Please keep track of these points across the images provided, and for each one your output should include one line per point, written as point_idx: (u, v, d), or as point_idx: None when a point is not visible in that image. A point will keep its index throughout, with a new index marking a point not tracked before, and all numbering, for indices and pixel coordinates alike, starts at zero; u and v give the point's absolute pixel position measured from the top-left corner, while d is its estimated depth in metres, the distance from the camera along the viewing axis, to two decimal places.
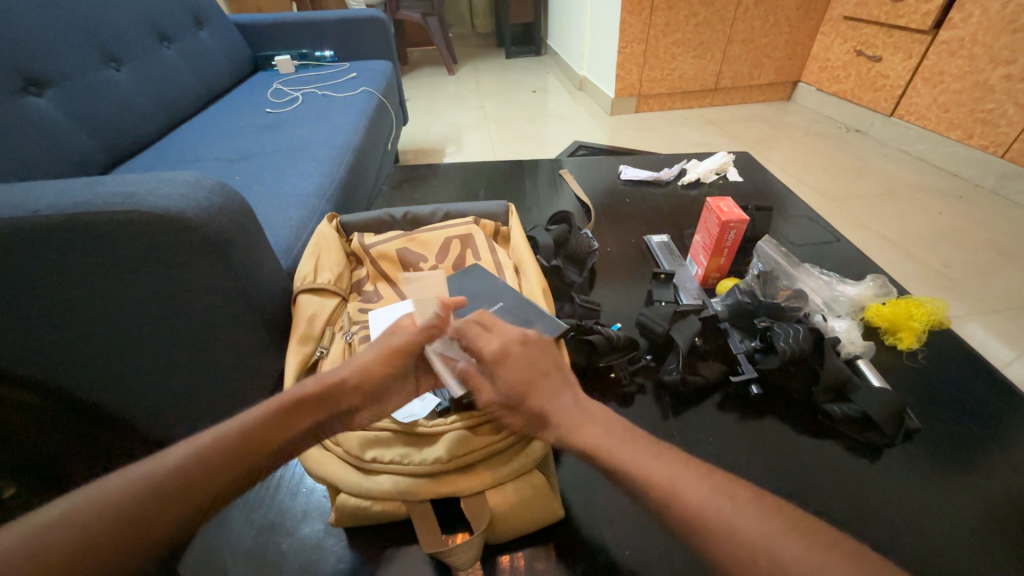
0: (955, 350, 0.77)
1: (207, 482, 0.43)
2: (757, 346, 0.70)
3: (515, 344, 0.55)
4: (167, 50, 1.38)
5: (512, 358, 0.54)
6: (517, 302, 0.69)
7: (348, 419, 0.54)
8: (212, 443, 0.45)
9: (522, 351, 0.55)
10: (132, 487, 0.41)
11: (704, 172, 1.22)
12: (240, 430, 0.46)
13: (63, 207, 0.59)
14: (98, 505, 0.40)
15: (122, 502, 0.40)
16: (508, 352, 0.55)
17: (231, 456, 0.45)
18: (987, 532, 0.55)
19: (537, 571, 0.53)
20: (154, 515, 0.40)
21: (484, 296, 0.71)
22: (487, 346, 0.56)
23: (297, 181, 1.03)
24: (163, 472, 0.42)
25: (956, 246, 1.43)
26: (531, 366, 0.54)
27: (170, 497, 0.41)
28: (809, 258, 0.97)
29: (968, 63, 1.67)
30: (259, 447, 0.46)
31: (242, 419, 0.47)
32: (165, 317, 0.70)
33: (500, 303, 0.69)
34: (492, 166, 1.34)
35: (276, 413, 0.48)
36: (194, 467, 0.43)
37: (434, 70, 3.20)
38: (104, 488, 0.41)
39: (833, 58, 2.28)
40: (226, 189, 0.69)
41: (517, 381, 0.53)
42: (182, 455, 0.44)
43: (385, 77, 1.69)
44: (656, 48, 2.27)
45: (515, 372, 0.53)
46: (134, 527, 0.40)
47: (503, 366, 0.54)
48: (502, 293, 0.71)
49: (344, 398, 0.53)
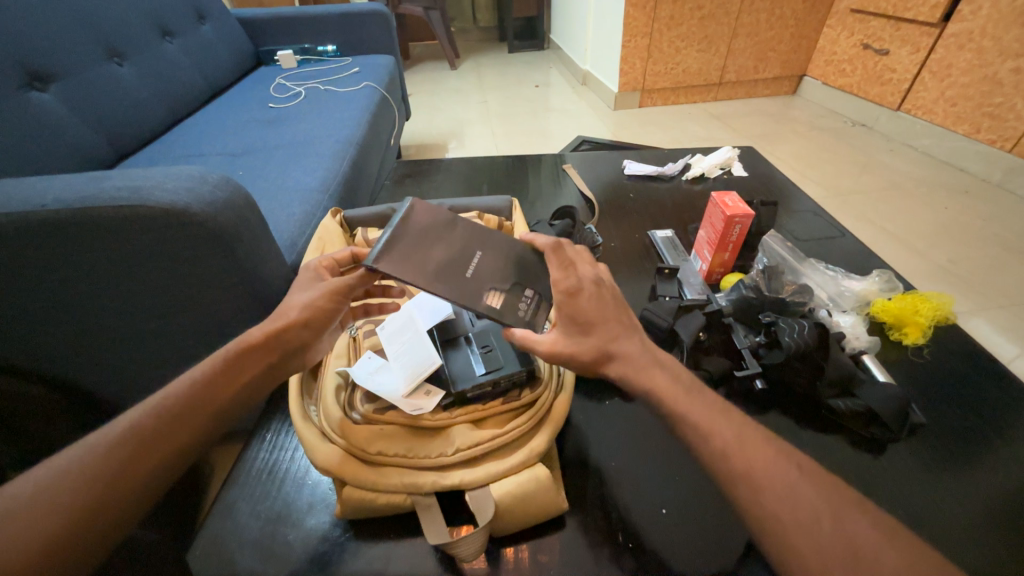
0: (962, 344, 0.77)
1: (171, 439, 0.43)
2: (762, 341, 0.70)
3: (588, 285, 0.54)
4: (169, 45, 1.37)
5: (585, 294, 0.53)
6: (494, 251, 0.64)
7: (304, 356, 0.56)
8: (166, 401, 0.45)
9: (594, 290, 0.54)
10: (87, 463, 0.40)
11: (709, 167, 1.21)
12: (198, 378, 0.47)
13: (71, 202, 0.59)
14: (52, 488, 0.38)
15: (82, 476, 0.39)
16: (580, 291, 0.53)
17: (187, 411, 0.44)
18: (994, 528, 0.55)
19: (541, 564, 0.53)
20: (124, 478, 0.40)
21: (453, 253, 0.61)
22: (561, 280, 0.55)
23: (300, 175, 1.04)
24: (116, 441, 0.41)
25: (962, 241, 1.42)
26: (605, 305, 0.53)
27: (147, 444, 0.42)
28: (814, 253, 0.97)
29: (977, 57, 1.65)
30: (215, 397, 0.46)
31: (185, 382, 0.47)
32: (171, 311, 0.70)
33: (478, 254, 0.63)
34: (496, 161, 1.34)
35: (221, 365, 0.49)
36: (152, 430, 0.42)
37: (436, 64, 3.19)
38: (62, 463, 0.40)
39: (840, 51, 2.25)
40: (231, 183, 0.69)
41: (589, 316, 0.51)
42: (133, 423, 0.43)
43: (388, 71, 1.69)
44: (660, 42, 2.25)
45: (581, 308, 0.52)
46: (106, 495, 0.39)
47: (574, 301, 0.52)
48: (473, 245, 0.64)
49: (295, 336, 0.54)
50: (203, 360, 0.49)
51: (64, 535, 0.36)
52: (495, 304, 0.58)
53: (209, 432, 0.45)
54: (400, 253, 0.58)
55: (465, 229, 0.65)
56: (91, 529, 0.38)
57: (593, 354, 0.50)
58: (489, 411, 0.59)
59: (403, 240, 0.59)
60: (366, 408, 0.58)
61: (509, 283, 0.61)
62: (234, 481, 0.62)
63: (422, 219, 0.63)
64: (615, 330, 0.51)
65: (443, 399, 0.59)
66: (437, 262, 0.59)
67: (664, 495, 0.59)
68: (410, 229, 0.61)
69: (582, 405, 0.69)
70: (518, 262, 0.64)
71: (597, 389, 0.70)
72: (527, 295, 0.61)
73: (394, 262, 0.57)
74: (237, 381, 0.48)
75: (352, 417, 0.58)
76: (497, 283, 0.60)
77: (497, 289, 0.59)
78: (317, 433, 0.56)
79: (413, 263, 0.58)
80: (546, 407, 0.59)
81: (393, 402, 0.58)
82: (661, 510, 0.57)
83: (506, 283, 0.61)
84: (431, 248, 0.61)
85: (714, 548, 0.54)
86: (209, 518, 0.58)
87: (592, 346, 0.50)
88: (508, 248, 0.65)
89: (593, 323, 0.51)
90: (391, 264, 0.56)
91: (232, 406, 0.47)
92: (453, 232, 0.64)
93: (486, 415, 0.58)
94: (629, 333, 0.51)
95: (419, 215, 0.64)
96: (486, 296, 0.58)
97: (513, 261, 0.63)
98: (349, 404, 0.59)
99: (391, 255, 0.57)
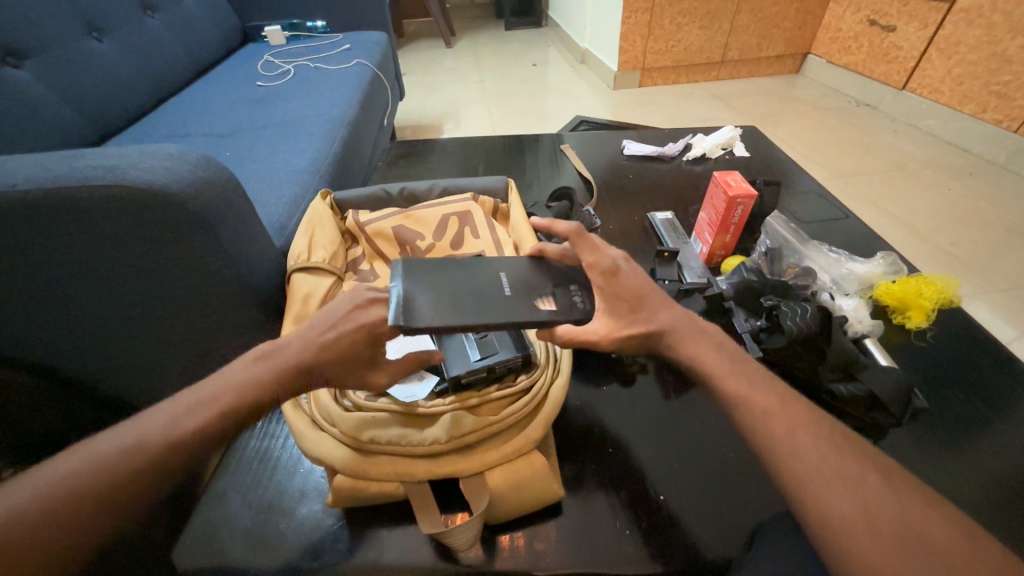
0: (965, 327, 0.75)
1: (171, 456, 0.41)
2: (763, 325, 0.68)
3: (623, 261, 0.53)
4: (151, 20, 1.31)
5: (624, 274, 0.52)
6: (516, 267, 0.61)
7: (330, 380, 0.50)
8: (172, 417, 0.43)
9: (630, 267, 0.53)
10: (81, 470, 0.40)
11: (710, 147, 1.18)
12: (205, 392, 0.45)
13: (42, 181, 0.56)
14: (39, 496, 0.38)
15: (74, 485, 0.39)
16: (619, 269, 0.52)
17: (186, 427, 0.42)
18: (996, 513, 0.54)
19: (538, 551, 0.53)
20: (106, 490, 0.39)
21: (477, 282, 0.58)
22: (595, 263, 0.53)
23: (289, 155, 1.00)
24: (114, 452, 0.40)
25: (964, 223, 1.40)
26: (647, 280, 0.52)
27: (145, 460, 0.40)
28: (817, 234, 0.95)
29: (985, 33, 1.60)
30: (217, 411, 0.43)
31: (195, 394, 0.45)
32: (156, 295, 0.68)
33: (505, 273, 0.60)
34: (493, 141, 1.30)
35: (233, 379, 0.45)
36: (140, 442, 0.41)
37: (432, 43, 3.10)
38: (62, 471, 0.39)
39: (845, 28, 2.19)
40: (213, 163, 0.66)
41: (640, 290, 0.51)
42: (133, 433, 0.42)
43: (380, 47, 1.63)
44: (661, 18, 2.18)
45: (615, 290, 0.51)
46: (92, 507, 0.39)
47: (616, 281, 0.51)
48: (491, 266, 0.60)
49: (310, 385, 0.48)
50: (221, 371, 0.47)
51: (50, 543, 0.37)
52: (551, 308, 0.56)
53: (202, 444, 0.42)
54: (423, 306, 0.52)
55: (472, 258, 0.62)
56: (74, 533, 0.38)
57: (641, 331, 0.49)
58: (484, 397, 0.57)
59: (418, 287, 0.55)
60: (358, 396, 0.56)
61: (553, 283, 0.59)
62: (225, 469, 0.61)
63: (418, 264, 0.57)
64: (647, 311, 0.49)
65: (437, 386, 0.58)
66: (474, 303, 0.55)
67: (664, 480, 0.58)
68: (417, 273, 0.56)
69: (581, 390, 0.67)
70: (539, 268, 0.62)
71: (594, 373, 0.69)
72: (574, 289, 0.59)
73: (426, 316, 0.51)
74: (244, 396, 0.44)
75: (343, 404, 0.55)
76: (538, 287, 0.59)
77: (545, 293, 0.58)
78: (308, 422, 0.55)
79: (450, 310, 0.53)
80: (543, 393, 0.57)
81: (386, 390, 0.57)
82: (659, 496, 0.56)
83: (546, 287, 0.59)
84: (451, 287, 0.56)
85: (716, 531, 0.53)
86: (201, 506, 0.58)
87: (637, 323, 0.49)
88: (524, 259, 0.63)
89: (636, 302, 0.50)
90: (424, 319, 0.51)
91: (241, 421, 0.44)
92: (462, 262, 0.60)
93: (481, 401, 0.57)
94: (659, 310, 0.49)
95: (416, 266, 0.57)
96: (539, 303, 0.56)
97: (535, 268, 0.61)
98: (340, 390, 0.57)
99: (418, 309, 0.52)
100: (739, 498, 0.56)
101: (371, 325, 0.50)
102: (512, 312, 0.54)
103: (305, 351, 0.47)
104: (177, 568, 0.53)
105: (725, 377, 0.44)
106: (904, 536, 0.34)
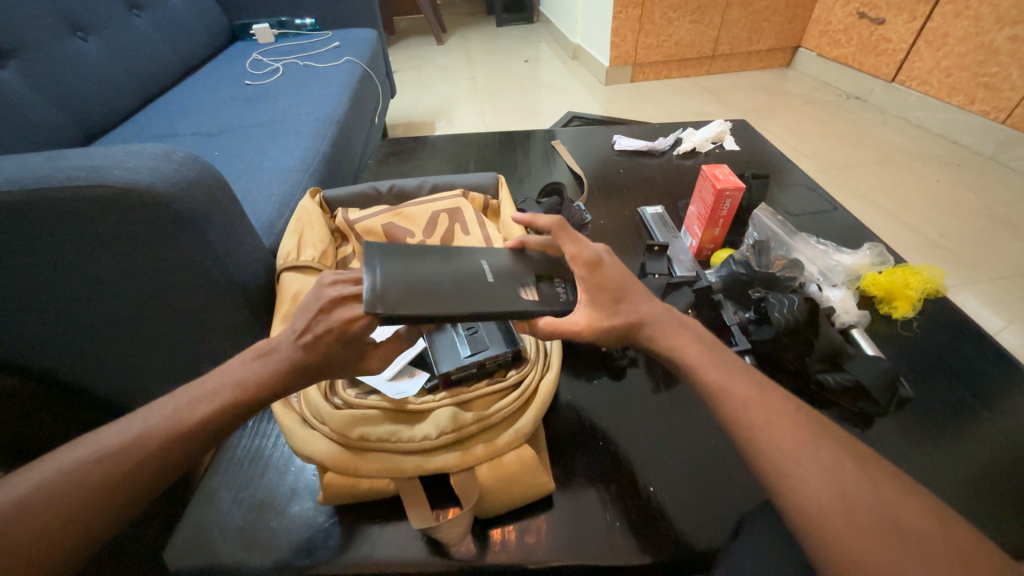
0: (951, 317, 0.76)
1: (173, 452, 0.42)
2: (752, 317, 0.69)
3: (605, 254, 0.54)
4: (137, 18, 1.30)
5: (607, 265, 0.52)
6: (495, 258, 0.61)
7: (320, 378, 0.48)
8: (171, 414, 0.43)
9: (612, 261, 0.53)
10: (81, 466, 0.40)
11: (701, 141, 1.19)
12: (204, 388, 0.45)
13: (25, 183, 0.56)
14: (42, 491, 0.38)
15: (75, 480, 0.39)
16: (601, 261, 0.52)
17: (181, 424, 0.42)
18: (980, 499, 0.55)
19: (529, 544, 0.53)
20: (105, 488, 0.39)
21: (453, 272, 0.56)
22: (578, 254, 0.53)
23: (278, 154, 0.99)
24: (115, 447, 0.41)
25: (953, 214, 1.41)
26: (626, 273, 0.52)
27: (145, 454, 0.41)
28: (806, 227, 0.96)
29: (973, 24, 1.61)
30: (213, 407, 0.44)
31: (193, 391, 0.45)
32: (146, 297, 0.68)
33: (484, 263, 0.60)
34: (484, 138, 1.30)
35: (229, 377, 0.46)
36: (138, 439, 0.41)
37: (423, 40, 3.08)
38: (62, 466, 0.40)
39: (835, 21, 2.19)
40: (199, 162, 0.65)
41: (621, 282, 0.51)
42: (137, 427, 0.42)
43: (371, 44, 1.62)
44: (652, 13, 2.17)
45: (597, 282, 0.50)
46: (91, 505, 0.39)
47: (599, 272, 0.51)
48: (467, 257, 0.60)
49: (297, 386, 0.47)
50: (220, 368, 0.47)
51: (46, 542, 0.37)
52: (533, 297, 0.56)
53: (199, 441, 0.43)
54: (398, 292, 0.49)
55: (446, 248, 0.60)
56: (73, 531, 0.38)
57: (628, 325, 0.49)
58: (475, 392, 0.57)
59: (391, 273, 0.51)
60: (348, 393, 0.56)
61: (535, 275, 0.60)
62: (216, 469, 0.61)
63: (388, 252, 0.54)
64: (634, 304, 0.50)
65: (427, 383, 0.59)
66: (450, 291, 0.52)
67: (654, 473, 0.58)
68: (388, 261, 0.53)
69: (571, 384, 0.68)
70: (518, 260, 0.62)
71: (584, 367, 0.69)
72: (559, 283, 0.59)
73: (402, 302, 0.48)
74: (246, 391, 0.45)
75: (333, 402, 0.56)
76: (522, 277, 0.59)
77: (527, 284, 0.58)
78: (298, 420, 0.55)
79: (426, 298, 0.50)
80: (533, 388, 0.58)
81: (377, 387, 0.58)
82: (649, 488, 0.57)
83: (526, 277, 0.59)
84: (427, 275, 0.54)
85: (705, 520, 0.54)
86: (192, 506, 0.58)
87: (624, 317, 0.49)
88: (501, 251, 0.63)
89: (620, 294, 0.50)
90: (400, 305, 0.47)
91: (238, 417, 0.45)
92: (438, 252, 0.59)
93: (472, 396, 0.57)
94: (644, 303, 0.50)
95: (386, 254, 0.54)
96: (521, 293, 0.56)
97: (513, 261, 0.61)
98: (330, 389, 0.57)
99: (392, 296, 0.48)
100: (728, 489, 0.56)
101: (343, 326, 0.46)
102: (494, 300, 0.53)
103: (293, 352, 0.46)
104: (168, 568, 0.53)
105: (711, 368, 0.45)
106: (885, 522, 0.34)
